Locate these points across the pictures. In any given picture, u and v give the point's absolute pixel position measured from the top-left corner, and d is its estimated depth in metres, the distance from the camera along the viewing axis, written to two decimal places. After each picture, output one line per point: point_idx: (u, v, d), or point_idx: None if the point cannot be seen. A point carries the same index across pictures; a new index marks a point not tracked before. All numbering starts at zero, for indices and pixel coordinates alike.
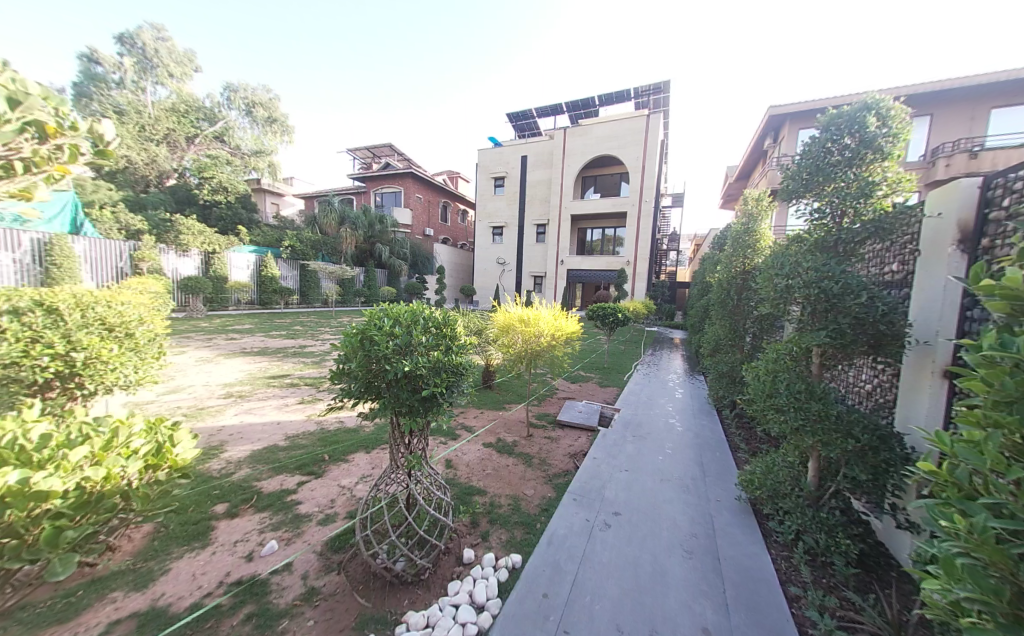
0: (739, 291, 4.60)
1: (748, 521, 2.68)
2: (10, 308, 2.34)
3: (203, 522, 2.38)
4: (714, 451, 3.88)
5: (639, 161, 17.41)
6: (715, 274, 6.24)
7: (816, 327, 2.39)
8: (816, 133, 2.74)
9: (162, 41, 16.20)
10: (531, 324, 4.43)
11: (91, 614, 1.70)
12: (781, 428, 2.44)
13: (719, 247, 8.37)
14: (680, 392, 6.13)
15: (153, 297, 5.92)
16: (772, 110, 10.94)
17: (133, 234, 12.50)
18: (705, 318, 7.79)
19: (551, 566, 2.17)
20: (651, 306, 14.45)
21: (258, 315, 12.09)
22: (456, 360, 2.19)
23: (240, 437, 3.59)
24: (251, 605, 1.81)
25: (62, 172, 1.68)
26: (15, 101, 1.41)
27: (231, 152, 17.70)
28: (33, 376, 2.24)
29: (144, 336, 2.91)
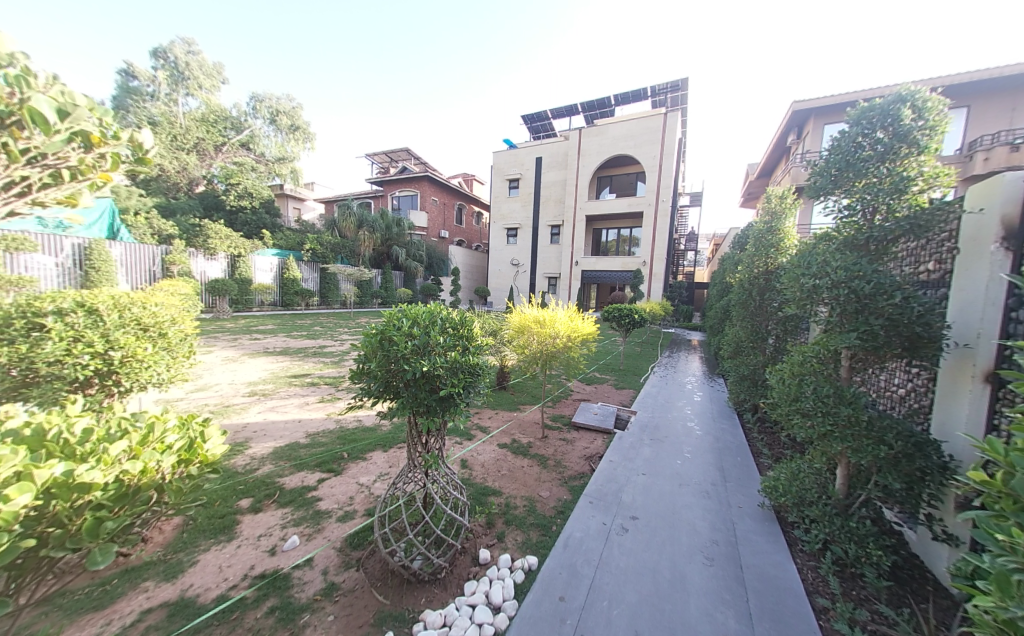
0: (762, 290, 4.46)
1: (772, 529, 2.59)
2: (56, 309, 2.50)
3: (229, 516, 2.47)
4: (735, 456, 3.76)
5: (656, 160, 17.14)
6: (735, 275, 6.08)
7: (846, 329, 2.30)
8: (845, 128, 2.64)
9: (193, 54, 16.93)
10: (547, 324, 4.42)
11: (124, 603, 1.78)
12: (808, 433, 2.35)
13: (739, 246, 8.17)
14: (699, 395, 6.01)
15: (183, 298, 6.19)
16: (796, 105, 10.60)
17: (165, 238, 13.13)
18: (725, 319, 7.60)
19: (567, 570, 2.15)
20: (668, 307, 14.20)
21: (280, 316, 12.49)
22: (473, 360, 2.19)
23: (264, 434, 3.71)
24: (274, 598, 1.86)
25: (105, 179, 1.78)
26: (63, 113, 1.49)
27: (256, 159, 18.36)
28: (75, 373, 2.39)
29: (177, 335, 3.03)
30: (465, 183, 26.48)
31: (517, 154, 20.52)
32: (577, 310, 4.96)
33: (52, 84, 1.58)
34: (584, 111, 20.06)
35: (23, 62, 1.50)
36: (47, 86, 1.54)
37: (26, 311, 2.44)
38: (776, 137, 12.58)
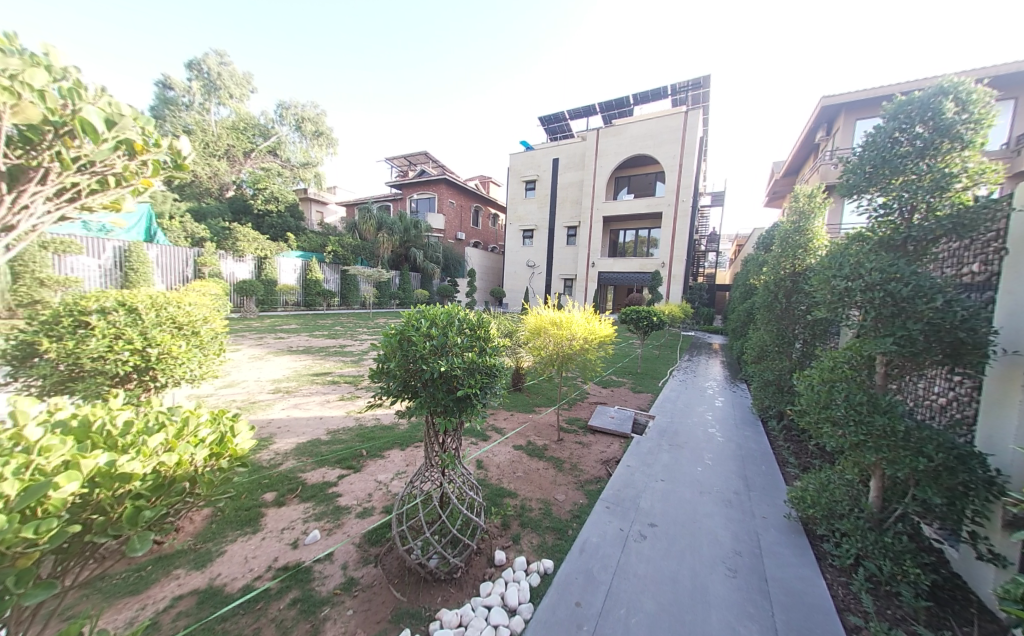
0: (789, 292, 4.28)
1: (799, 541, 2.48)
2: (99, 308, 2.65)
3: (254, 509, 2.55)
4: (759, 464, 3.62)
5: (676, 160, 16.81)
6: (760, 276, 5.88)
7: (881, 334, 2.19)
8: (880, 122, 2.52)
9: (225, 65, 17.74)
10: (564, 326, 4.39)
11: (158, 588, 1.87)
12: (838, 442, 2.25)
13: (764, 247, 7.91)
14: (720, 400, 5.83)
15: (213, 298, 6.46)
16: (825, 100, 10.18)
17: (197, 241, 13.78)
18: (748, 322, 7.36)
19: (584, 575, 2.12)
20: (688, 309, 13.86)
21: (304, 316, 12.87)
22: (490, 361, 2.20)
23: (287, 430, 3.83)
24: (296, 591, 1.91)
25: (145, 185, 1.91)
26: (111, 122, 1.57)
27: (282, 165, 19.06)
28: (116, 368, 2.53)
29: (208, 333, 3.17)
30: (482, 185, 26.69)
31: (533, 155, 20.52)
32: (594, 312, 4.90)
33: (100, 95, 1.69)
34: (602, 112, 19.89)
35: (75, 75, 1.61)
36: (97, 98, 1.65)
37: (73, 310, 2.59)
38: (804, 134, 12.13)
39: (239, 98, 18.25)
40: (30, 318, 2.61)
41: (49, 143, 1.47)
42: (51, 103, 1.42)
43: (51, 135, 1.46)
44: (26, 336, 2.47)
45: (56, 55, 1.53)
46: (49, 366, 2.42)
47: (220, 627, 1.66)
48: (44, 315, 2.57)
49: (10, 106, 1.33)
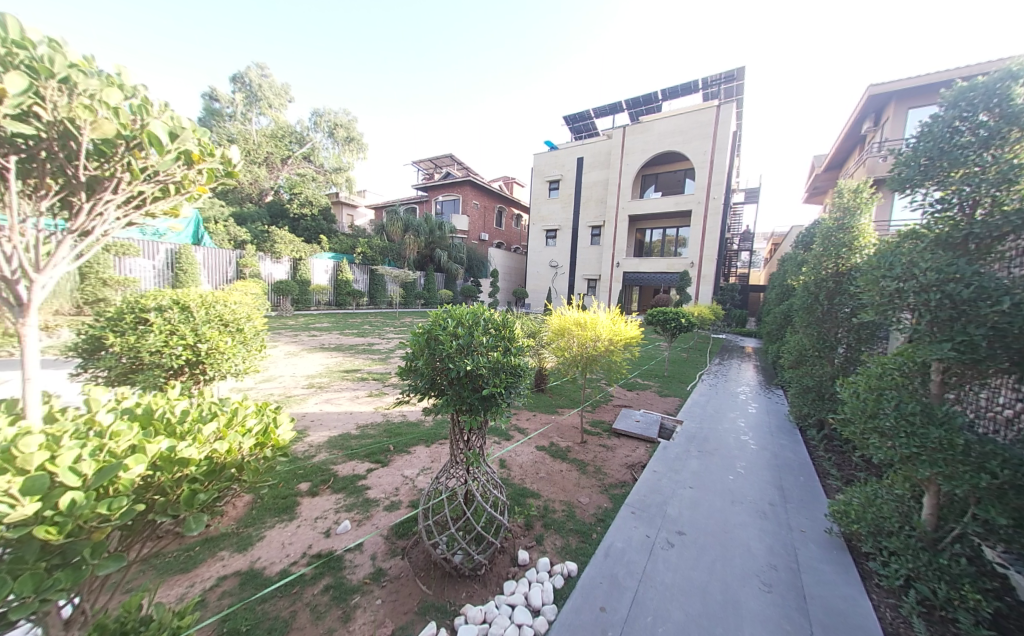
0: (831, 294, 4.03)
1: (841, 558, 2.33)
2: (156, 306, 2.87)
3: (290, 497, 2.69)
4: (797, 475, 3.44)
5: (706, 156, 16.22)
6: (798, 277, 5.58)
7: (937, 339, 2.03)
8: (938, 111, 2.33)
9: (265, 77, 18.82)
10: (588, 327, 4.34)
11: (205, 568, 2.01)
12: (887, 454, 2.10)
13: (804, 246, 7.50)
14: (753, 406, 5.58)
15: (253, 297, 6.85)
16: (873, 89, 9.50)
17: (239, 243, 14.70)
18: (786, 325, 7.00)
19: (608, 580, 2.09)
20: (719, 311, 13.33)
21: (335, 315, 13.37)
22: (514, 361, 2.21)
23: (320, 423, 4.00)
24: (328, 578, 1.99)
25: (200, 192, 2.08)
26: (174, 136, 1.72)
27: (315, 170, 19.96)
28: (171, 361, 2.74)
29: (251, 330, 3.37)
30: (506, 186, 26.83)
31: (558, 155, 20.37)
32: (620, 314, 4.81)
33: (164, 110, 1.83)
34: (629, 109, 19.52)
35: (143, 92, 1.76)
36: (162, 113, 1.80)
37: (134, 308, 2.83)
38: (848, 128, 11.44)
39: (278, 108, 19.28)
40: (97, 314, 2.86)
41: (121, 155, 1.62)
42: (123, 119, 1.56)
43: (122, 148, 1.61)
44: (95, 331, 2.72)
45: (128, 74, 1.68)
46: (114, 359, 2.65)
47: (260, 607, 1.77)
48: (110, 313, 2.82)
49: (91, 123, 1.47)
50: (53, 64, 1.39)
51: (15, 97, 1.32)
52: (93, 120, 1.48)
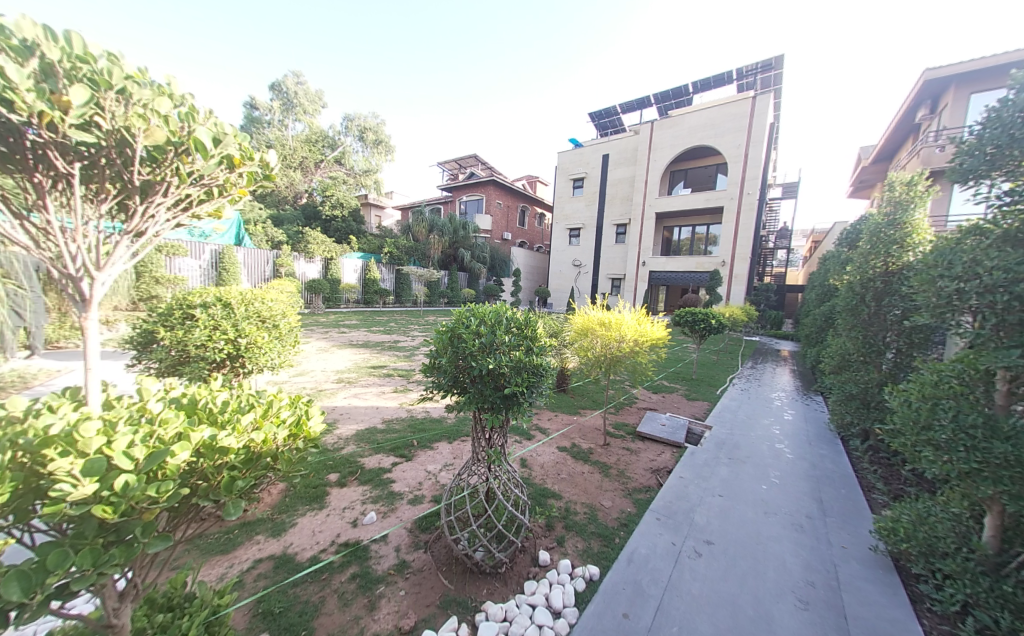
0: (880, 295, 3.74)
1: (887, 578, 2.17)
2: (202, 302, 3.06)
3: (320, 487, 2.80)
4: (838, 487, 3.23)
5: (740, 150, 15.50)
6: (842, 276, 5.22)
7: (1004, 345, 1.84)
8: (1010, 92, 2.08)
9: (301, 85, 19.71)
10: (612, 328, 4.25)
11: (242, 550, 2.12)
12: (942, 469, 1.93)
13: (848, 243, 7.02)
14: (789, 413, 5.28)
15: (288, 295, 7.19)
16: (930, 73, 8.75)
17: (276, 244, 15.48)
18: (826, 327, 6.58)
19: (631, 586, 2.04)
20: (751, 312, 12.69)
21: (363, 313, 13.80)
22: (537, 360, 2.20)
23: (348, 417, 4.15)
24: (355, 566, 2.06)
25: (241, 194, 2.21)
26: (218, 141, 1.84)
27: (346, 172, 20.70)
28: (214, 355, 2.93)
29: (286, 326, 3.54)
30: (530, 185, 26.77)
31: (583, 152, 20.06)
32: (646, 314, 4.69)
33: (209, 117, 1.95)
34: (658, 103, 18.95)
35: (190, 100, 1.89)
36: (206, 119, 1.92)
37: (181, 304, 3.03)
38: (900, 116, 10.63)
39: (312, 114, 20.11)
40: (150, 310, 3.08)
41: (172, 161, 1.76)
42: (173, 126, 1.67)
43: (172, 154, 1.73)
44: (148, 325, 2.94)
45: (177, 84, 1.81)
46: (165, 351, 2.86)
47: (292, 591, 1.85)
48: (162, 308, 3.04)
49: (144, 130, 1.58)
50: (112, 76, 1.50)
51: (78, 108, 1.44)
52: (146, 127, 1.59)
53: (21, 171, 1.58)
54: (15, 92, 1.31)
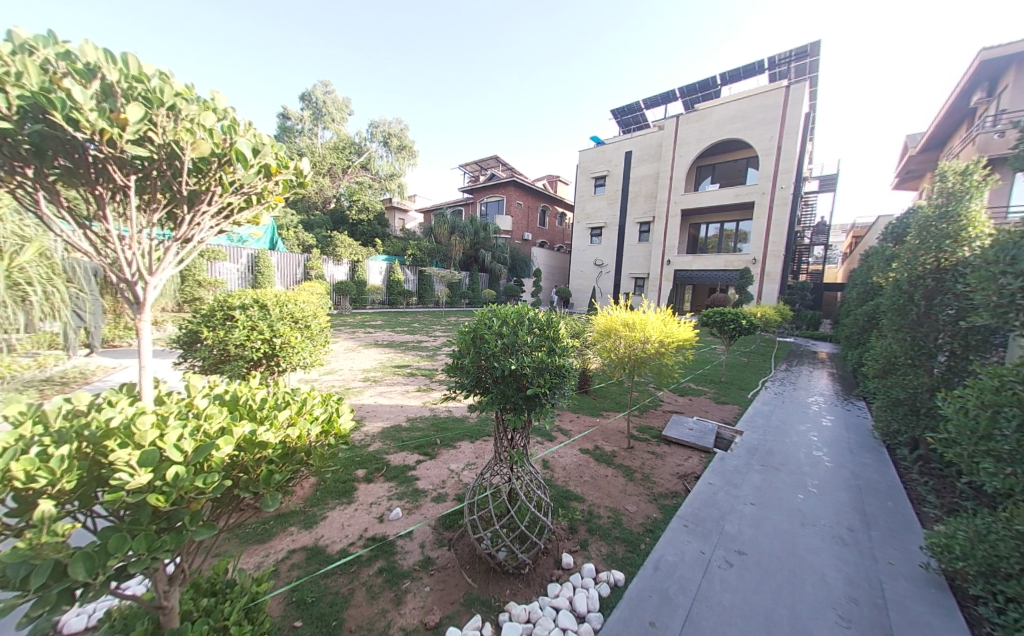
0: (930, 294, 3.48)
1: (940, 599, 2.01)
2: (241, 304, 3.24)
3: (349, 482, 2.90)
4: (884, 499, 3.02)
5: (773, 142, 14.79)
6: (887, 274, 4.87)
7: None
8: None
9: (329, 94, 20.49)
10: (637, 328, 4.15)
11: (277, 540, 2.23)
12: (1005, 482, 1.77)
13: (895, 238, 6.55)
14: (828, 419, 4.98)
15: (317, 296, 7.51)
16: (983, 55, 8.10)
17: (306, 248, 16.16)
18: (870, 328, 6.16)
19: (658, 594, 1.99)
20: (785, 312, 12.07)
21: (388, 313, 14.16)
22: (559, 361, 2.18)
23: (374, 415, 4.27)
24: (382, 561, 2.11)
25: (277, 201, 2.33)
26: (257, 151, 1.96)
27: (372, 177, 21.35)
28: (252, 353, 3.09)
29: (317, 326, 3.67)
30: (550, 185, 26.64)
31: (604, 150, 19.74)
32: (672, 314, 4.56)
33: (248, 128, 2.06)
34: (684, 97, 18.41)
35: (232, 113, 2.00)
36: (246, 131, 2.03)
37: (223, 305, 3.22)
38: (953, 101, 9.83)
39: (339, 121, 20.86)
40: (195, 310, 3.29)
41: (216, 171, 1.88)
42: (216, 139, 1.78)
43: (216, 165, 1.86)
44: (193, 325, 3.14)
45: (220, 99, 1.92)
46: (208, 350, 3.04)
47: (323, 582, 1.93)
48: (205, 309, 3.24)
49: (191, 143, 1.70)
50: (163, 94, 1.61)
51: (134, 125, 1.55)
52: (193, 140, 1.71)
53: (85, 184, 1.72)
54: (81, 112, 1.44)
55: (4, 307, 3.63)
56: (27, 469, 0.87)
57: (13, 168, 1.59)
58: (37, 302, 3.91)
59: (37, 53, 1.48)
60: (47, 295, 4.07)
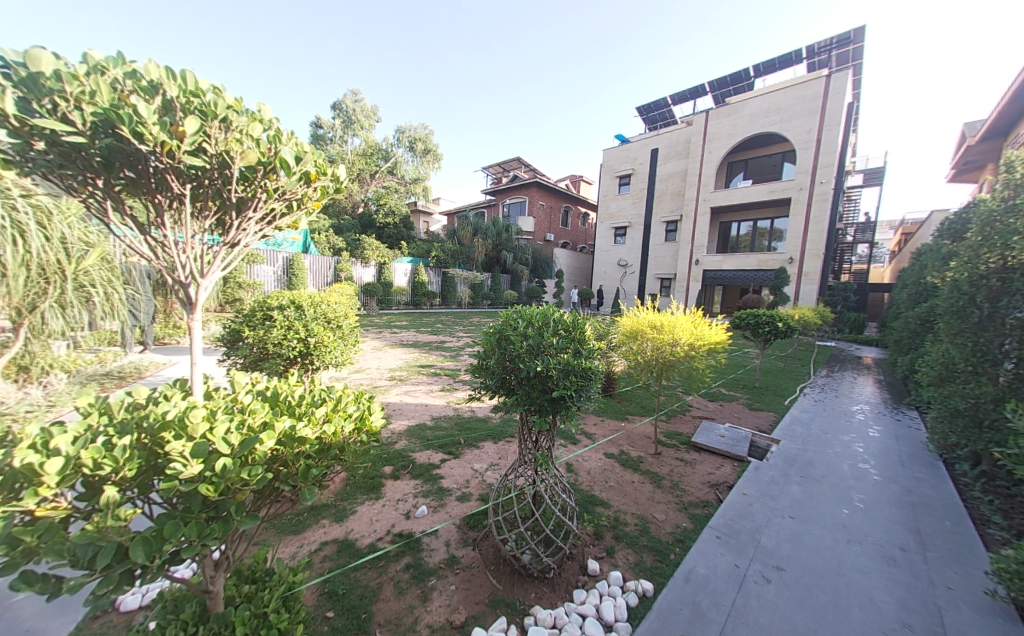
0: (996, 296, 3.17)
1: (1009, 628, 1.82)
2: (279, 305, 3.40)
3: (376, 478, 2.97)
4: (941, 518, 2.78)
5: (811, 134, 14.01)
6: (945, 272, 4.48)
7: None
8: None
9: (358, 102, 21.25)
10: (665, 330, 4.04)
11: (310, 531, 2.32)
12: None
13: (954, 234, 6.02)
14: (874, 430, 4.65)
15: (347, 297, 7.80)
16: None
17: (336, 251, 16.84)
18: (923, 332, 5.70)
19: (689, 607, 1.91)
20: (825, 314, 11.37)
21: (412, 314, 14.49)
22: (585, 364, 2.14)
23: (401, 413, 4.37)
24: (409, 557, 2.15)
25: (314, 206, 2.44)
26: (299, 160, 2.07)
27: (398, 182, 22.03)
28: (289, 352, 3.23)
29: (348, 326, 3.79)
30: (574, 185, 26.40)
31: (629, 148, 19.35)
32: (702, 315, 4.40)
33: (290, 137, 2.17)
34: (714, 90, 17.74)
35: (276, 123, 2.10)
36: (289, 140, 2.13)
37: (262, 306, 3.39)
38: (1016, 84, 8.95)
39: (368, 128, 21.57)
40: (237, 311, 3.48)
41: (262, 179, 2.00)
42: (262, 148, 1.90)
43: (261, 173, 1.98)
44: (235, 325, 3.33)
45: (266, 109, 2.03)
46: (249, 348, 3.22)
47: (354, 575, 1.98)
48: (246, 310, 3.43)
49: (240, 152, 1.82)
50: (217, 107, 1.73)
51: (191, 136, 1.67)
52: (242, 150, 1.82)
53: (146, 194, 1.86)
54: (145, 126, 1.55)
55: (72, 307, 4.02)
56: (94, 457, 0.94)
57: (86, 179, 1.74)
58: (99, 302, 4.28)
59: (107, 73, 1.60)
60: (108, 296, 4.44)
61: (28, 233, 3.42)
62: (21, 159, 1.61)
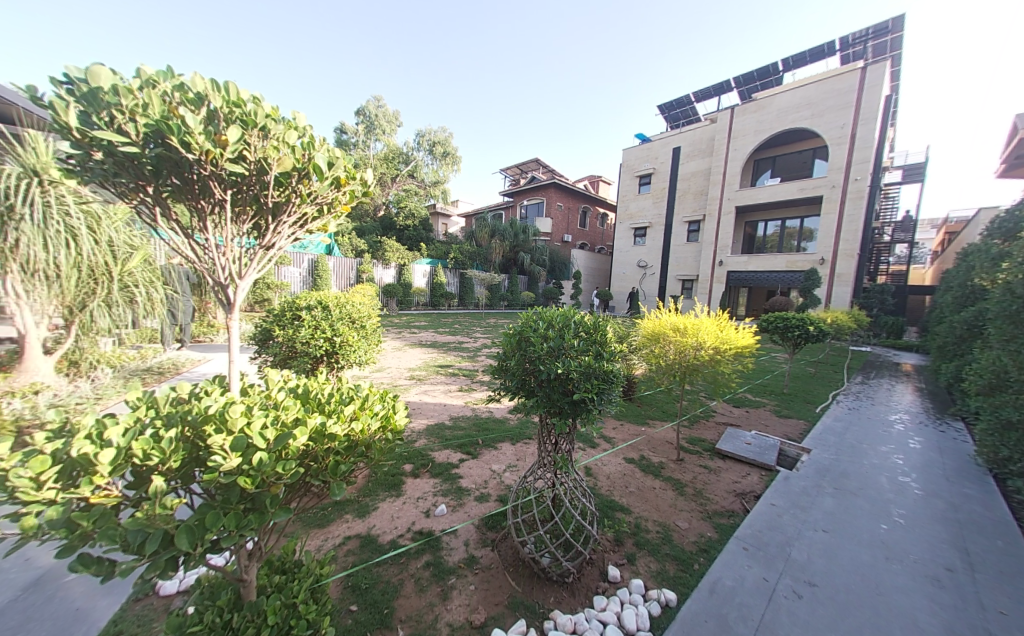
0: None
1: None
2: (307, 305, 3.53)
3: (397, 476, 3.03)
4: (992, 537, 2.59)
5: (845, 129, 13.38)
6: (996, 273, 4.18)
7: None
8: None
9: (381, 107, 21.76)
10: (688, 334, 3.93)
11: (334, 526, 2.38)
12: None
13: (1006, 232, 5.61)
14: (915, 441, 4.37)
15: (368, 297, 7.97)
16: None
17: (358, 253, 17.29)
18: (970, 337, 5.33)
19: (715, 619, 1.86)
20: (860, 317, 10.79)
21: (431, 314, 14.68)
22: (606, 367, 2.11)
23: (420, 412, 4.44)
24: (429, 555, 2.17)
25: (342, 210, 2.51)
26: (331, 165, 2.14)
27: (418, 185, 22.46)
28: (316, 350, 3.33)
29: (372, 326, 3.87)
30: (592, 185, 26.13)
31: (650, 147, 19.02)
32: (727, 317, 4.27)
33: (322, 143, 2.24)
34: (740, 86, 17.21)
35: (310, 130, 2.18)
36: (321, 145, 2.20)
37: (292, 307, 3.53)
38: None
39: (389, 133, 22.08)
40: (267, 310, 3.63)
41: (295, 183, 2.08)
42: (297, 154, 1.97)
43: (295, 178, 2.05)
44: (266, 324, 3.47)
45: (301, 117, 2.11)
46: (279, 347, 3.36)
47: (376, 570, 2.02)
48: (276, 310, 3.58)
49: (276, 159, 1.90)
50: (257, 116, 1.81)
51: (232, 144, 1.75)
52: (278, 157, 1.90)
53: (190, 199, 1.96)
54: (192, 135, 1.64)
55: (118, 306, 4.27)
56: (144, 448, 1.00)
57: (137, 186, 1.86)
58: (141, 302, 4.52)
59: (157, 86, 1.70)
60: (150, 296, 4.69)
61: (79, 236, 3.69)
62: (82, 168, 1.74)
